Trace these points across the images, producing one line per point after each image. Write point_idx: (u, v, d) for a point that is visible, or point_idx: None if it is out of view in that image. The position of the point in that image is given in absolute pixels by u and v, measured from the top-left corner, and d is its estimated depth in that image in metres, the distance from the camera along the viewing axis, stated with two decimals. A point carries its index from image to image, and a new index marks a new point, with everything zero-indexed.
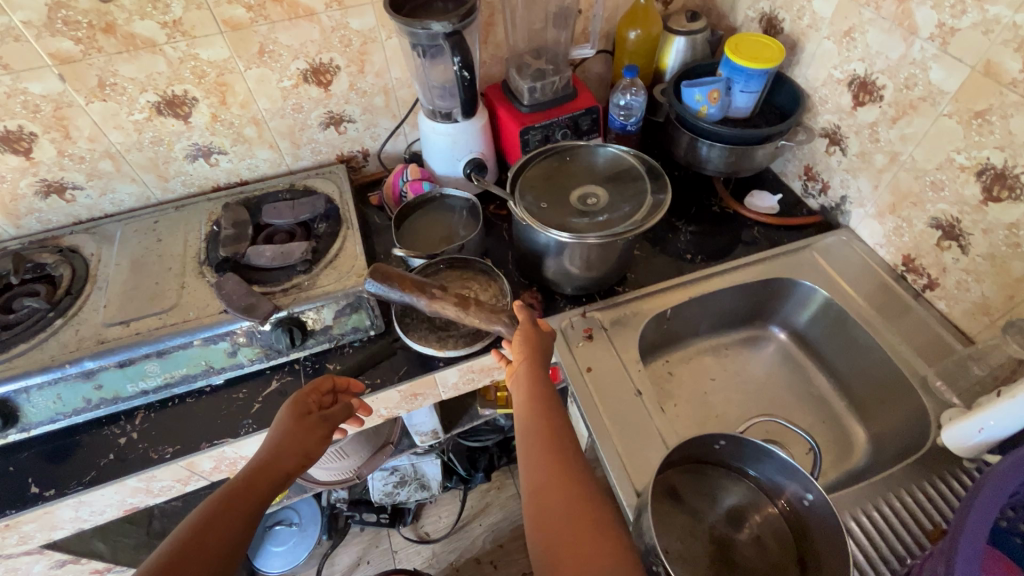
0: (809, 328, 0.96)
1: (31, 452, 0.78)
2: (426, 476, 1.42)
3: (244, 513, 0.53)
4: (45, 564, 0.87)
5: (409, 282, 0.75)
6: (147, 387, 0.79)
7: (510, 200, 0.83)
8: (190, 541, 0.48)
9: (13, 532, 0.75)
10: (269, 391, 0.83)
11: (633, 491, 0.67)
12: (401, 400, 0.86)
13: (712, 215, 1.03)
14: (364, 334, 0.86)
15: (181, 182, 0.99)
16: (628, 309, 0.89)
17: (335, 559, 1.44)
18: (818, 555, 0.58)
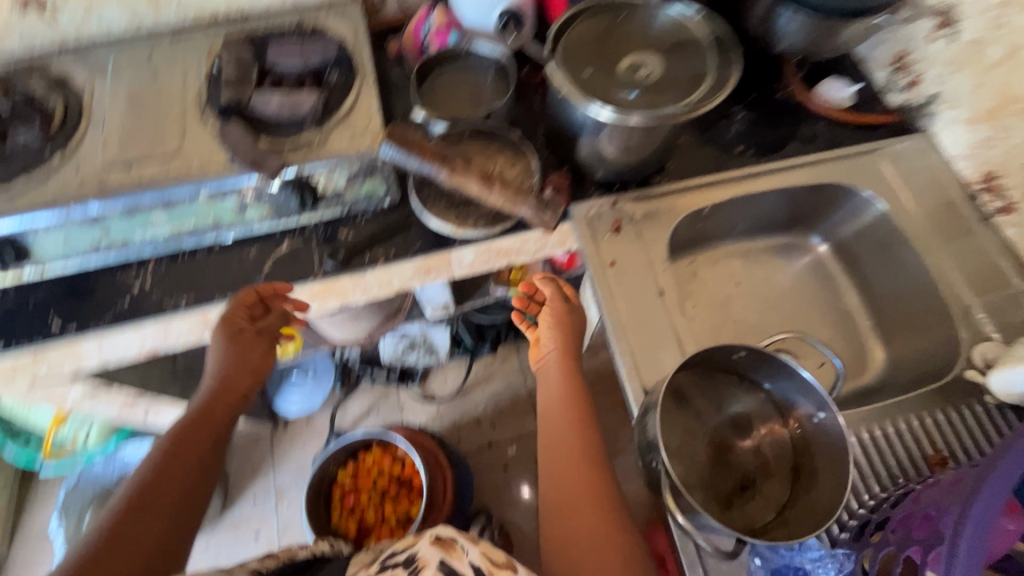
0: (852, 241, 0.89)
1: (50, 290, 0.79)
2: (434, 344, 1.47)
3: (199, 452, 0.68)
4: (80, 389, 0.93)
5: (429, 152, 0.68)
6: (156, 237, 0.77)
7: (548, 62, 0.71)
8: (156, 480, 0.62)
9: (43, 361, 0.78)
10: (281, 253, 0.80)
11: (642, 389, 0.67)
12: (414, 274, 0.84)
13: (773, 103, 0.90)
14: (378, 204, 0.82)
15: (175, 9, 0.86)
16: (662, 203, 0.82)
17: (347, 407, 1.56)
18: (815, 469, 0.59)
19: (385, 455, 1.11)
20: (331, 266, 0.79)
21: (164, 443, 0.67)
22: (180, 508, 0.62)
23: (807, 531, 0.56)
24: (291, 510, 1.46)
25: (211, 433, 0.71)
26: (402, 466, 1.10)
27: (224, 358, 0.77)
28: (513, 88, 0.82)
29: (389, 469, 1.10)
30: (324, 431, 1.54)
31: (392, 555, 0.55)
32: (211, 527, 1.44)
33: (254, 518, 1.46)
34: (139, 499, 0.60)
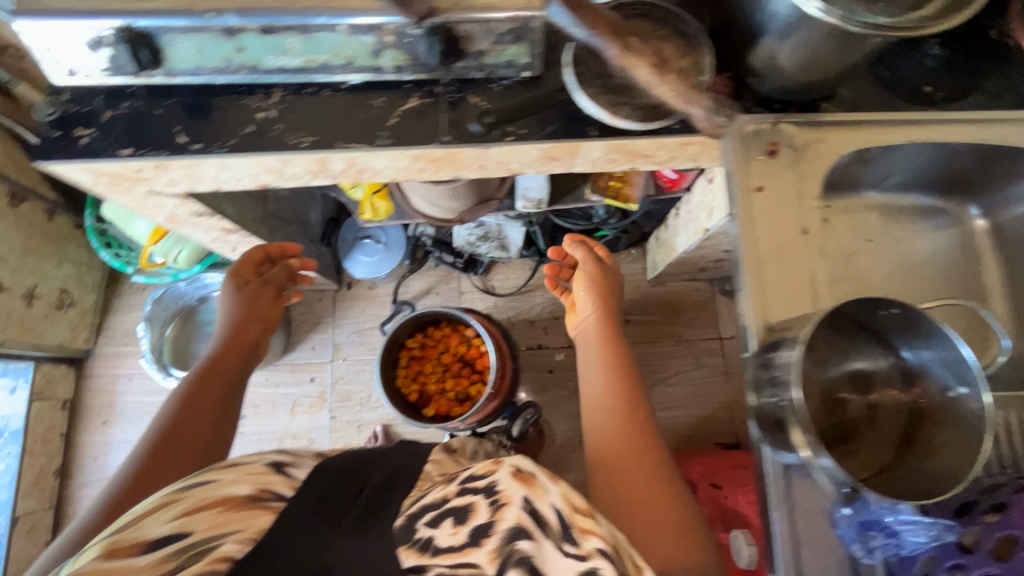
0: (1017, 221, 0.80)
1: (174, 102, 0.77)
2: (507, 239, 1.45)
3: (215, 374, 0.99)
4: (186, 211, 0.95)
5: (606, 23, 0.60)
6: (286, 65, 0.73)
7: None
8: (187, 394, 0.94)
9: (164, 173, 0.79)
10: (408, 108, 0.76)
11: (765, 324, 0.64)
12: (537, 159, 0.80)
13: (985, 41, 0.77)
14: (517, 74, 0.75)
15: None
16: (828, 133, 0.72)
17: (409, 283, 1.59)
18: (931, 441, 0.58)
19: (454, 333, 1.15)
20: (458, 134, 0.75)
21: (198, 370, 0.98)
22: (218, 426, 0.93)
23: (911, 495, 0.57)
24: (345, 365, 1.56)
25: (230, 381, 1.00)
26: (468, 348, 1.14)
27: (235, 304, 1.08)
28: None
29: (456, 347, 1.14)
30: (385, 299, 1.59)
31: (472, 479, 0.56)
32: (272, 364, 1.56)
33: (311, 364, 1.56)
34: (185, 406, 0.92)
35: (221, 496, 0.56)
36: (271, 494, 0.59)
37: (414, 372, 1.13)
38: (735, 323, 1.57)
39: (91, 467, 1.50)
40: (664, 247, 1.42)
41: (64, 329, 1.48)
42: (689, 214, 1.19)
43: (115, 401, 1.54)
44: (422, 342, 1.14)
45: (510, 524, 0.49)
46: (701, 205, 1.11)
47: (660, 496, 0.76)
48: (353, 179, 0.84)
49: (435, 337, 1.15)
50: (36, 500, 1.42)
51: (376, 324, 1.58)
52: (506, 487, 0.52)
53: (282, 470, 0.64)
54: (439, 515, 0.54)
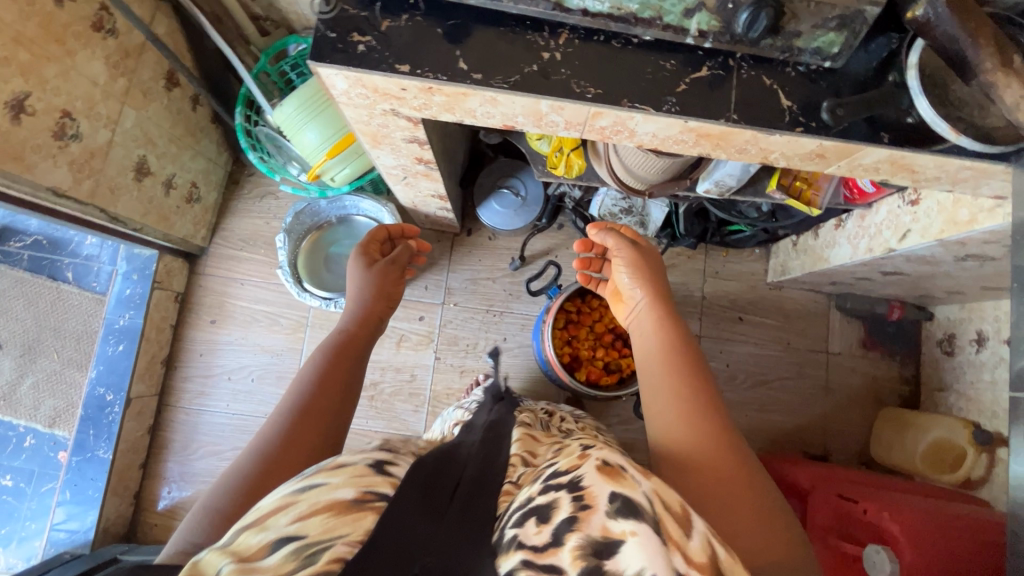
0: None
1: (457, 24, 0.74)
2: (648, 217, 1.44)
3: (348, 349, 1.00)
4: (402, 135, 0.92)
5: (988, 33, 0.57)
6: (591, 9, 0.69)
7: None
8: (327, 360, 0.96)
9: (426, 97, 0.76)
10: (697, 77, 0.73)
11: None
12: (803, 154, 0.78)
13: None
14: (818, 63, 0.72)
15: None
16: None
17: (531, 240, 1.58)
18: None
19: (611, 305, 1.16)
20: (746, 114, 0.73)
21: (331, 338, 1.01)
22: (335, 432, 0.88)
23: None
24: (455, 310, 1.57)
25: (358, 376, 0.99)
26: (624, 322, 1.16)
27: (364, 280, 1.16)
28: None
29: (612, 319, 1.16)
30: (504, 252, 1.59)
31: (555, 476, 0.52)
32: None
33: (422, 303, 1.57)
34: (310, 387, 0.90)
35: (329, 499, 0.51)
36: (375, 495, 0.53)
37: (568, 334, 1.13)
38: (845, 340, 1.58)
39: (196, 363, 1.53)
40: (806, 255, 1.40)
41: (189, 224, 1.47)
42: (863, 229, 1.17)
43: (224, 303, 1.55)
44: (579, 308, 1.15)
45: (596, 534, 0.45)
46: (890, 223, 1.09)
47: (743, 487, 0.67)
48: (602, 137, 0.82)
49: (593, 305, 1.16)
50: (145, 385, 1.45)
51: (492, 276, 1.58)
52: (592, 484, 0.49)
53: (384, 469, 0.57)
54: (522, 515, 0.50)
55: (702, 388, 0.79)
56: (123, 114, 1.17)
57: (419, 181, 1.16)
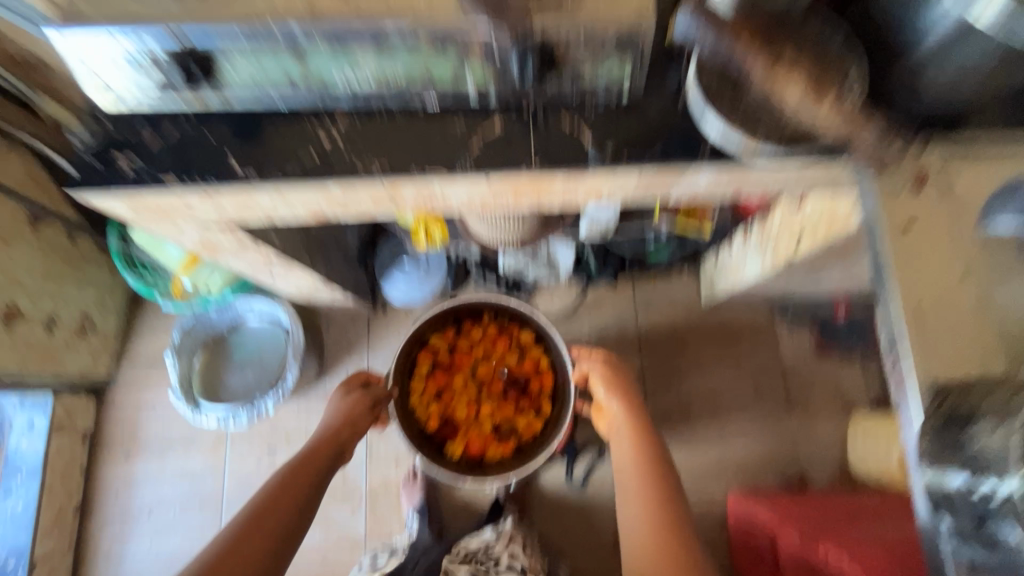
0: None
1: (224, 125, 0.69)
2: (557, 262, 1.37)
3: (305, 480, 0.91)
4: (230, 240, 0.86)
5: (747, 29, 0.52)
6: (356, 87, 0.64)
7: None
8: (276, 490, 0.88)
9: (214, 205, 0.71)
10: (492, 135, 0.68)
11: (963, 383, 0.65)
12: (632, 187, 0.71)
13: None
14: (617, 98, 0.66)
15: None
16: (982, 163, 0.62)
17: None
18: None
19: (498, 337, 1.28)
20: (547, 161, 0.66)
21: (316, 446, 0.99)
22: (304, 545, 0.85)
23: None
24: None
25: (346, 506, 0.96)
26: (513, 358, 1.27)
27: (336, 408, 1.08)
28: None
29: (499, 355, 1.27)
30: None
31: None
32: (305, 393, 1.47)
33: None
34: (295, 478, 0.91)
35: None
36: None
37: (449, 378, 1.26)
38: (797, 349, 1.47)
39: (111, 504, 1.42)
40: (726, 271, 1.32)
41: (86, 357, 1.40)
42: (766, 239, 1.09)
43: (137, 433, 1.46)
44: (454, 343, 1.28)
45: None
46: (785, 231, 1.01)
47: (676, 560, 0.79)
48: (421, 211, 0.76)
49: (473, 339, 1.28)
50: (54, 541, 1.33)
51: None
52: None
53: None
54: None
55: (662, 476, 0.91)
56: None
57: (288, 275, 1.09)
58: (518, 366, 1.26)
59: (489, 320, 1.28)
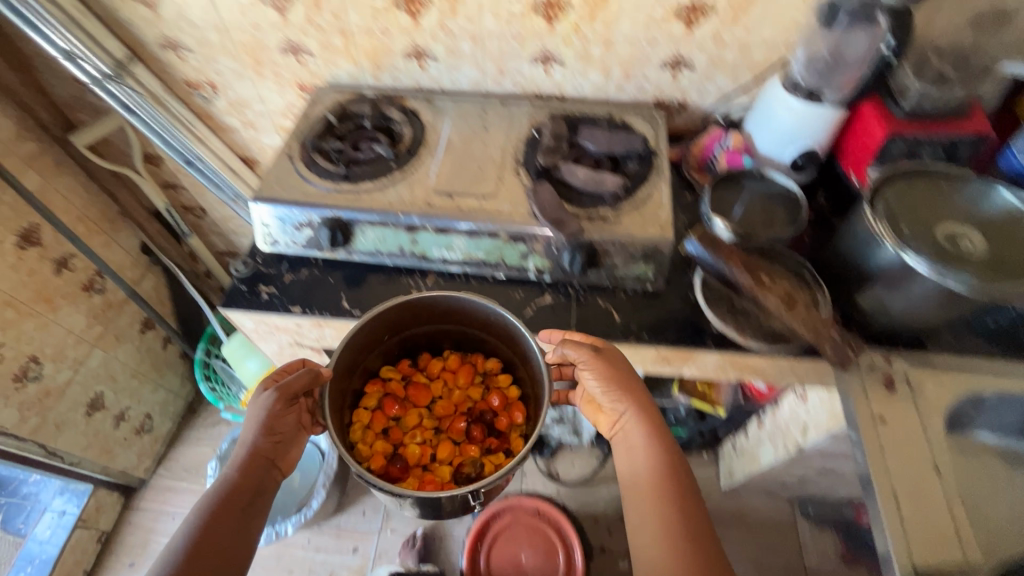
0: None
1: (342, 273, 0.92)
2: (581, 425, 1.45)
3: (221, 535, 0.69)
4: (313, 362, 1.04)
5: (736, 253, 0.72)
6: (448, 257, 0.88)
7: (875, 211, 0.73)
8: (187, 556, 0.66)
9: (319, 331, 0.91)
10: (542, 303, 0.88)
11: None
12: (651, 359, 0.87)
13: None
14: (641, 287, 0.86)
15: (511, 80, 1.01)
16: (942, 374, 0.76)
17: None
18: None
19: (459, 367, 0.97)
20: (583, 330, 0.84)
21: (245, 461, 0.75)
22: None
23: None
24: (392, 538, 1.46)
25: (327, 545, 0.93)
26: (479, 391, 0.96)
27: (249, 418, 0.78)
28: (802, 218, 0.85)
29: (464, 390, 0.96)
30: None
31: None
32: (319, 524, 1.48)
33: (356, 531, 1.48)
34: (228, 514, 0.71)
35: None
36: None
37: (395, 416, 0.93)
38: (821, 554, 1.42)
39: None
40: (743, 455, 1.37)
41: (133, 455, 1.50)
42: (776, 425, 1.18)
43: (149, 542, 1.47)
44: (411, 376, 0.96)
45: None
46: (792, 418, 1.11)
47: None
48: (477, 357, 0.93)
49: (433, 372, 0.97)
50: None
51: None
52: None
53: None
54: None
55: (690, 542, 0.68)
56: (89, 355, 1.31)
57: None
58: (487, 406, 0.94)
59: (450, 353, 0.97)
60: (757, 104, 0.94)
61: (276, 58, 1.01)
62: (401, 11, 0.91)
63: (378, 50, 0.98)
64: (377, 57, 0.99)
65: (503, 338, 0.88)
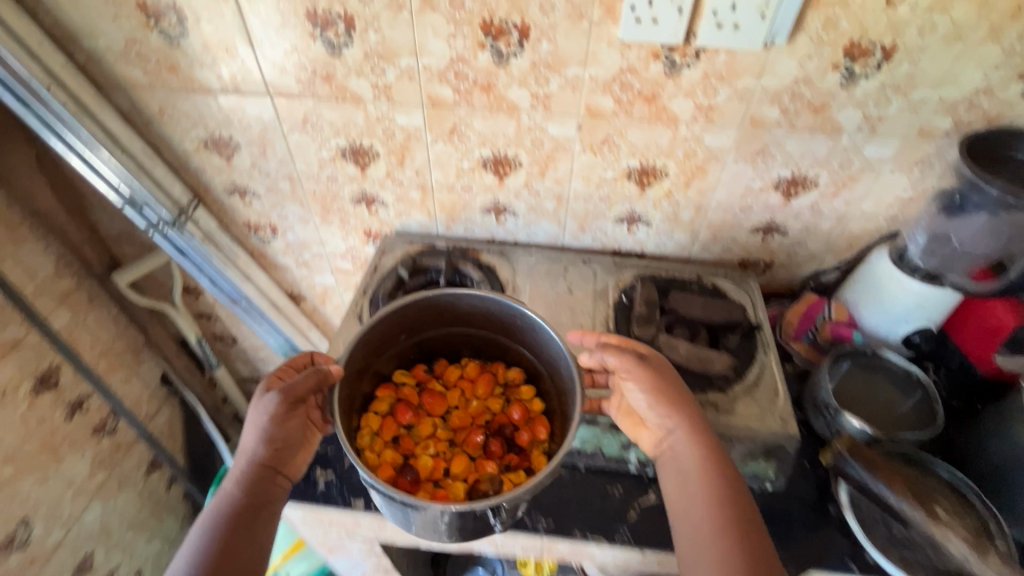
0: None
1: None
2: None
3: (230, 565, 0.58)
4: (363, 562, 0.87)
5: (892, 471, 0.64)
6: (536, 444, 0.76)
7: None
8: None
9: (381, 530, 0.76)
10: (646, 502, 0.75)
11: None
12: None
13: None
14: (760, 486, 0.74)
15: (591, 236, 0.97)
16: None
17: None
18: None
19: (478, 377, 0.83)
20: None
21: (247, 464, 0.65)
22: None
23: None
24: None
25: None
26: (502, 405, 0.80)
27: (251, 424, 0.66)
28: (938, 411, 0.76)
29: (482, 402, 0.80)
30: None
31: None
32: None
33: None
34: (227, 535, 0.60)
35: None
36: None
37: (406, 425, 0.77)
38: None
39: None
40: None
41: None
42: None
43: None
44: (426, 383, 0.82)
45: None
46: None
47: None
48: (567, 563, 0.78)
49: (450, 379, 0.82)
50: None
51: None
52: None
53: None
54: None
55: None
56: (85, 510, 1.12)
57: None
58: (511, 422, 0.77)
59: (468, 361, 0.84)
60: (858, 274, 0.89)
61: (347, 207, 0.96)
62: (487, 172, 0.88)
63: (455, 204, 0.94)
64: (453, 210, 0.95)
65: (527, 331, 0.76)
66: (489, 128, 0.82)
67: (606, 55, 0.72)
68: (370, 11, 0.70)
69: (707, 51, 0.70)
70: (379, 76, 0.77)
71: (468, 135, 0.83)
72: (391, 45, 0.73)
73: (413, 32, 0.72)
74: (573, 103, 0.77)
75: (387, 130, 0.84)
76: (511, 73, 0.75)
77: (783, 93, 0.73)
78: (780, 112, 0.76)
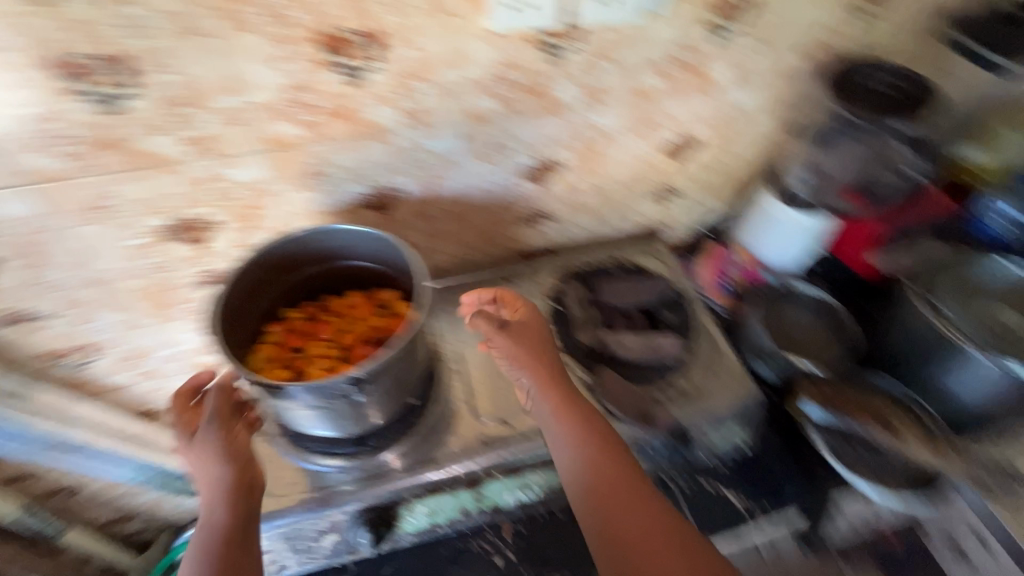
0: None
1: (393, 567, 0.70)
2: None
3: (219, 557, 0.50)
4: None
5: (848, 401, 0.75)
6: (523, 498, 0.70)
7: (926, 304, 0.72)
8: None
9: None
10: None
11: None
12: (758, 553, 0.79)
13: None
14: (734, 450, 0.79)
15: (498, 247, 0.87)
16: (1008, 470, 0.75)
17: None
18: None
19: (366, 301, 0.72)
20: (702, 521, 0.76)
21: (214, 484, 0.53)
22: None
23: None
24: None
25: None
26: (382, 320, 0.70)
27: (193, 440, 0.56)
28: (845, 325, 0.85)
29: (366, 323, 0.70)
30: None
31: None
32: None
33: None
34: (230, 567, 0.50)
35: None
36: None
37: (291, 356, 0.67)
38: None
39: None
40: None
41: None
42: None
43: None
44: (316, 317, 0.71)
45: None
46: None
47: None
48: None
49: (336, 309, 0.72)
50: None
51: None
52: None
53: None
54: None
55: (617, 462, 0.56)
56: None
57: None
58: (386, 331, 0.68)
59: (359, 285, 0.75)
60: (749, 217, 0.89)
61: (192, 296, 0.75)
62: (365, 208, 0.73)
63: None
64: None
65: (385, 250, 0.67)
66: (359, 162, 0.66)
67: (477, 50, 0.60)
68: (146, 42, 0.50)
69: (586, 30, 0.63)
70: (186, 126, 0.56)
71: (333, 177, 0.67)
72: (202, 87, 0.54)
73: (221, 63, 0.53)
74: (449, 112, 0.65)
75: (222, 192, 0.64)
76: (369, 90, 0.60)
77: (662, 61, 0.70)
78: (662, 80, 0.72)
